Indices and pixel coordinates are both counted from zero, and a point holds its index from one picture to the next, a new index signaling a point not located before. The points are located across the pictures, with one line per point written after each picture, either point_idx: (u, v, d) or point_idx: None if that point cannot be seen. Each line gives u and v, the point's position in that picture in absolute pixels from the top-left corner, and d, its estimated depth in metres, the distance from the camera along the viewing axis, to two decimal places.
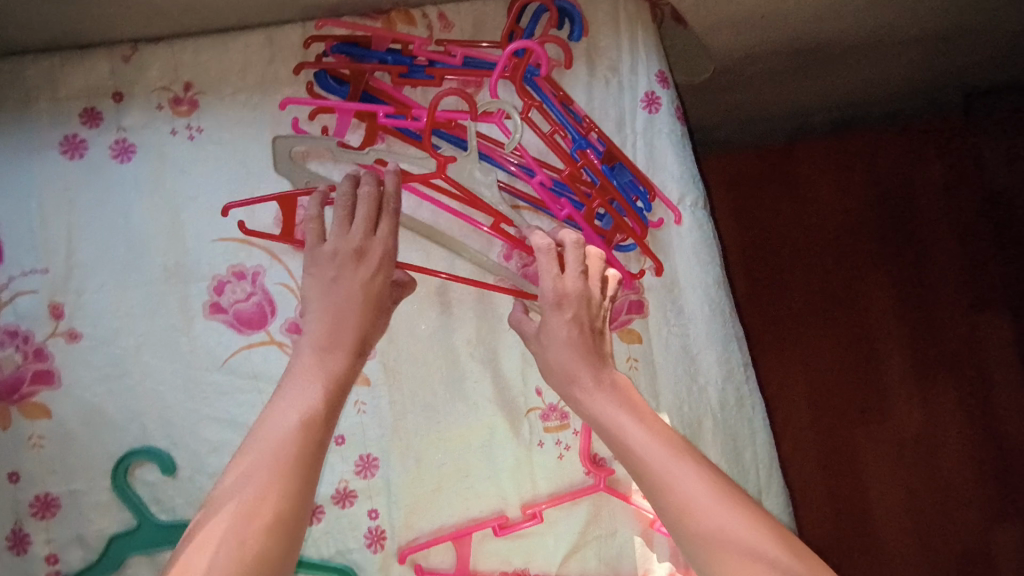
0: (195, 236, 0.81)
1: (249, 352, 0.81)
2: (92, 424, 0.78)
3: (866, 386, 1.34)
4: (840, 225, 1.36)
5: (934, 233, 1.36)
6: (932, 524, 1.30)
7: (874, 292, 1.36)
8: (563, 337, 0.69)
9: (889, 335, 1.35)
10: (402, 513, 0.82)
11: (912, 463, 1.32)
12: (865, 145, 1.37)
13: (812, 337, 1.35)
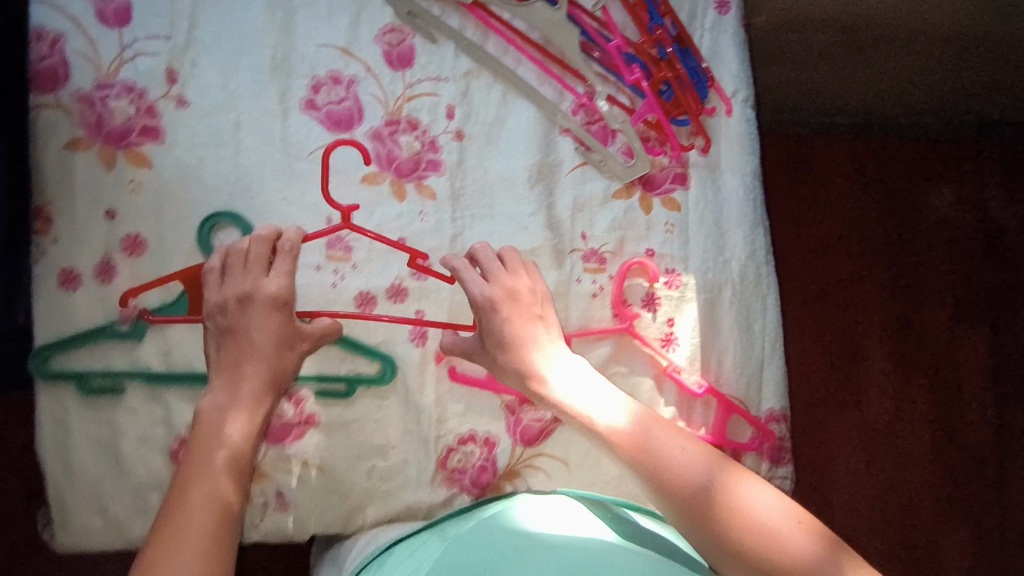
0: (303, 39, 0.89)
1: (334, 149, 0.89)
2: (185, 182, 0.85)
3: (848, 384, 1.30)
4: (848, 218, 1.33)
5: (925, 242, 1.34)
6: (879, 525, 1.27)
7: (869, 292, 1.32)
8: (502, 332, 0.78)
9: (867, 333, 1.32)
10: (447, 314, 0.90)
11: (880, 467, 1.28)
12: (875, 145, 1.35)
13: (794, 321, 1.31)
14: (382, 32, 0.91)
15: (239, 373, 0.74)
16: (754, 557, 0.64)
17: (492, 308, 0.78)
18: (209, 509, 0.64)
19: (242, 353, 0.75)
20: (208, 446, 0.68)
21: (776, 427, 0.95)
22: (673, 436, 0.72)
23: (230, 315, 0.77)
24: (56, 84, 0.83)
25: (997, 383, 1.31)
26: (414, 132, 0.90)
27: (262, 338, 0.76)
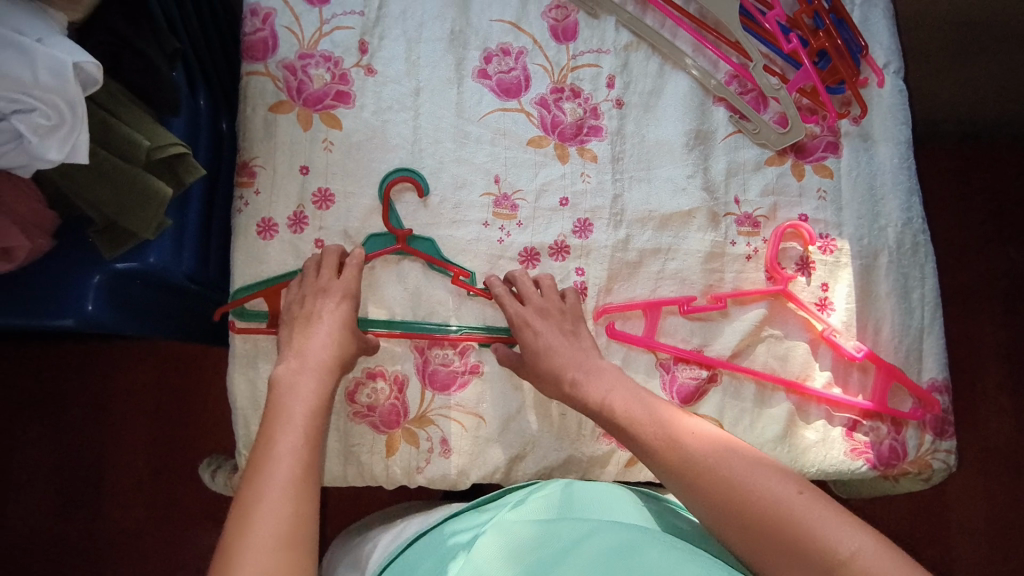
0: (478, 16, 0.98)
1: (503, 114, 0.95)
2: (371, 141, 0.93)
3: (967, 395, 1.38)
4: (967, 240, 1.42)
5: None
6: (1000, 520, 1.34)
7: (988, 309, 1.41)
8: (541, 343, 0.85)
9: (980, 343, 1.39)
10: (606, 272, 0.93)
11: (992, 476, 1.35)
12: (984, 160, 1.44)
13: None
14: (548, 9, 0.98)
15: (309, 350, 0.80)
16: (767, 538, 0.65)
17: (527, 325, 0.86)
18: (293, 459, 0.68)
19: (311, 337, 0.81)
20: (291, 404, 0.74)
21: (940, 398, 0.92)
22: (691, 428, 0.76)
23: (305, 306, 0.84)
24: (266, 54, 0.93)
25: None
26: (577, 99, 0.96)
27: (324, 345, 0.80)
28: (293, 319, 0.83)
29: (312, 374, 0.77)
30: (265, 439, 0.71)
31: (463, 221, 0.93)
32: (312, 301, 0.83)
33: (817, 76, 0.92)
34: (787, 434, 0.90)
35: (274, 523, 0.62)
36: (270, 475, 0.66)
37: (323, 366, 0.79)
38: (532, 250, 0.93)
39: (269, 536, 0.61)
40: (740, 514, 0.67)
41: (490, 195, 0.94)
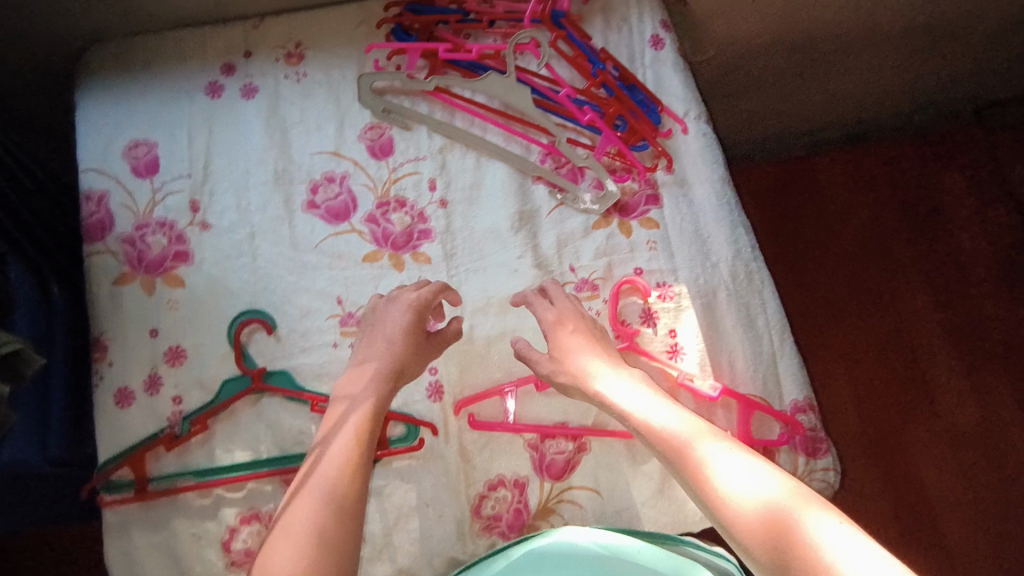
0: (299, 151, 1.04)
1: (336, 238, 1.00)
2: (214, 291, 0.98)
3: (896, 360, 1.58)
4: (815, 246, 1.67)
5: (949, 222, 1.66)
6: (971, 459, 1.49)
7: (846, 302, 1.63)
8: (571, 343, 0.88)
9: (916, 307, 1.61)
10: (457, 368, 0.96)
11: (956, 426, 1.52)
12: (884, 149, 1.71)
13: (840, 308, 1.63)
14: (363, 131, 1.05)
15: (374, 351, 0.86)
16: (770, 540, 0.63)
17: (561, 325, 0.89)
18: (344, 455, 0.74)
19: (374, 345, 0.86)
20: (350, 407, 0.81)
21: (806, 417, 0.93)
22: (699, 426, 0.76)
23: (376, 313, 0.90)
24: (104, 233, 0.99)
25: None
26: (403, 208, 1.02)
27: (393, 338, 0.86)
28: (366, 324, 0.90)
29: (372, 366, 0.85)
30: (327, 449, 0.76)
31: (313, 346, 0.96)
32: (384, 308, 0.90)
33: (616, 140, 0.98)
34: (661, 488, 0.92)
35: (303, 528, 0.66)
36: (318, 472, 0.72)
37: (382, 357, 0.85)
38: None
39: (294, 536, 0.66)
40: (744, 520, 0.65)
41: (335, 316, 0.98)
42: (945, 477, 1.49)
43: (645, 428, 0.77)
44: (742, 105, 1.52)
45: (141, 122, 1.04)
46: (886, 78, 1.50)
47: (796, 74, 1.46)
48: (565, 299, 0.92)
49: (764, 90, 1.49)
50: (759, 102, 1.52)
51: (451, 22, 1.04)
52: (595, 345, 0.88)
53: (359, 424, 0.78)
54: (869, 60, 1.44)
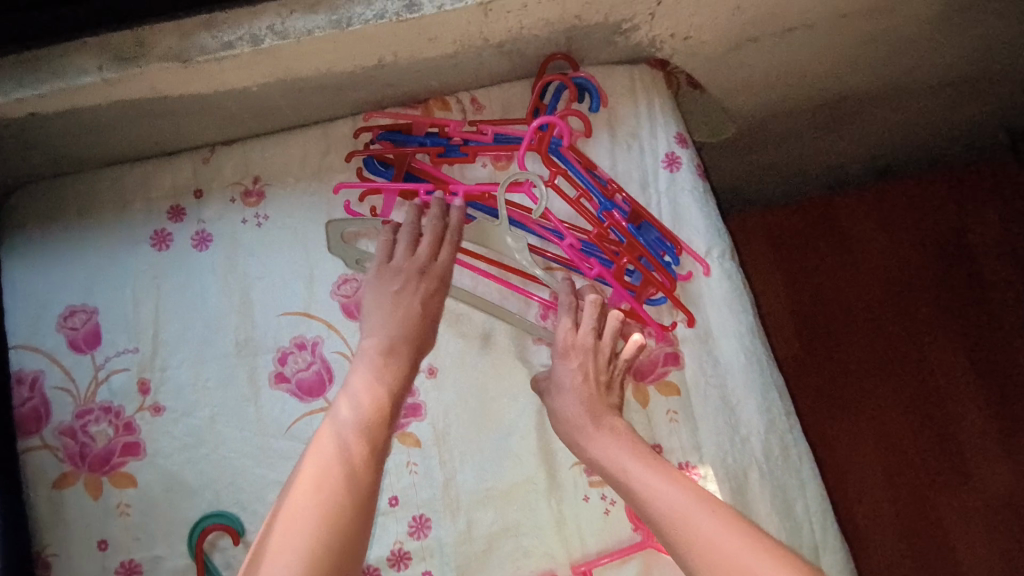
0: (263, 313, 0.90)
1: (310, 417, 0.87)
2: (170, 491, 0.84)
3: (930, 420, 1.56)
4: (839, 303, 1.64)
5: (976, 272, 1.63)
6: (1005, 527, 1.48)
7: (875, 362, 1.60)
8: (568, 378, 0.82)
9: (945, 366, 1.59)
10: (455, 573, 0.83)
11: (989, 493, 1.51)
12: (905, 193, 1.67)
13: (866, 372, 1.60)
14: (337, 286, 0.91)
15: (388, 325, 0.79)
16: None
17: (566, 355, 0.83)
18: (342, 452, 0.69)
19: (391, 314, 0.80)
20: (349, 392, 0.74)
21: None
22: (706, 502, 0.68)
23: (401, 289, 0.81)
24: (40, 424, 0.85)
25: None
26: None
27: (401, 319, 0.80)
28: (381, 278, 0.83)
29: (384, 345, 0.78)
30: (311, 450, 0.69)
31: None
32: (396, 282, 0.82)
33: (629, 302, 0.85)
34: None
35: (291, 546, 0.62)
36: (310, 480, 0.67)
37: (401, 329, 0.80)
38: (370, 567, 0.83)
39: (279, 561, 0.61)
40: None
41: None
42: (980, 553, 1.48)
43: (698, 539, 0.65)
44: (757, 156, 1.46)
45: (79, 285, 0.90)
46: (910, 117, 1.46)
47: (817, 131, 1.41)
48: (588, 328, 0.84)
49: (783, 145, 1.44)
50: (774, 154, 1.47)
51: (431, 154, 0.89)
52: (589, 382, 0.82)
53: (362, 413, 0.72)
54: (892, 113, 1.42)
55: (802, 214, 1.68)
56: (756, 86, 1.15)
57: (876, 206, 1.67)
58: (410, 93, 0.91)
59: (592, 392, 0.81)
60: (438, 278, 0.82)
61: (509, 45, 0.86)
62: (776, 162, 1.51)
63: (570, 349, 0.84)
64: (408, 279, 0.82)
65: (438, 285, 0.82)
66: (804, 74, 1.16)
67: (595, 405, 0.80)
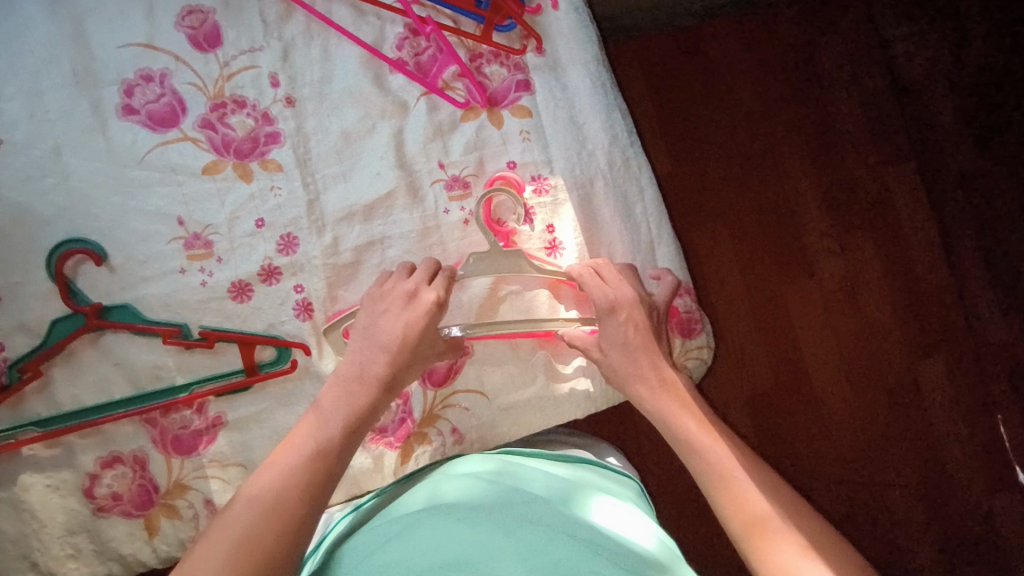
0: (102, 45, 0.86)
1: (166, 148, 0.87)
2: (20, 221, 0.83)
3: (782, 236, 1.61)
4: (703, 128, 1.63)
5: (827, 92, 1.64)
6: (846, 341, 1.59)
7: (733, 181, 1.62)
8: (621, 335, 0.84)
9: (798, 187, 1.63)
10: (325, 282, 0.89)
11: (836, 303, 1.60)
12: (766, 20, 1.65)
13: (727, 192, 1.62)
14: (181, 17, 0.88)
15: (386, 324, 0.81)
16: (734, 508, 0.74)
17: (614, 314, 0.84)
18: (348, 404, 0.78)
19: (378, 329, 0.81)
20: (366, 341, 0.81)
21: (682, 301, 0.96)
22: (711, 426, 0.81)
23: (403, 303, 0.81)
24: None
25: (920, 202, 1.62)
26: (243, 110, 0.89)
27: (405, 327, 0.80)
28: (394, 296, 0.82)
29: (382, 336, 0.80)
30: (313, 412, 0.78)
31: (156, 275, 0.85)
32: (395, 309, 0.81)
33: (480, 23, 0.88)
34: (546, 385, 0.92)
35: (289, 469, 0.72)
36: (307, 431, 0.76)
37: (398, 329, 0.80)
38: (241, 283, 0.87)
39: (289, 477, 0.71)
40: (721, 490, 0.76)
41: (179, 238, 0.86)
42: (823, 362, 1.59)
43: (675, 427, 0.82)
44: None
45: None
46: None
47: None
48: (617, 280, 0.86)
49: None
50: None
51: None
52: (641, 332, 0.84)
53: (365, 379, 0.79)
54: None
55: (672, 41, 1.63)
56: None
57: (739, 34, 1.64)
58: None
59: (641, 336, 0.84)
60: (437, 301, 0.82)
61: None
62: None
63: (617, 304, 0.84)
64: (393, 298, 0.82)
65: (430, 306, 0.81)
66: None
67: (644, 346, 0.84)
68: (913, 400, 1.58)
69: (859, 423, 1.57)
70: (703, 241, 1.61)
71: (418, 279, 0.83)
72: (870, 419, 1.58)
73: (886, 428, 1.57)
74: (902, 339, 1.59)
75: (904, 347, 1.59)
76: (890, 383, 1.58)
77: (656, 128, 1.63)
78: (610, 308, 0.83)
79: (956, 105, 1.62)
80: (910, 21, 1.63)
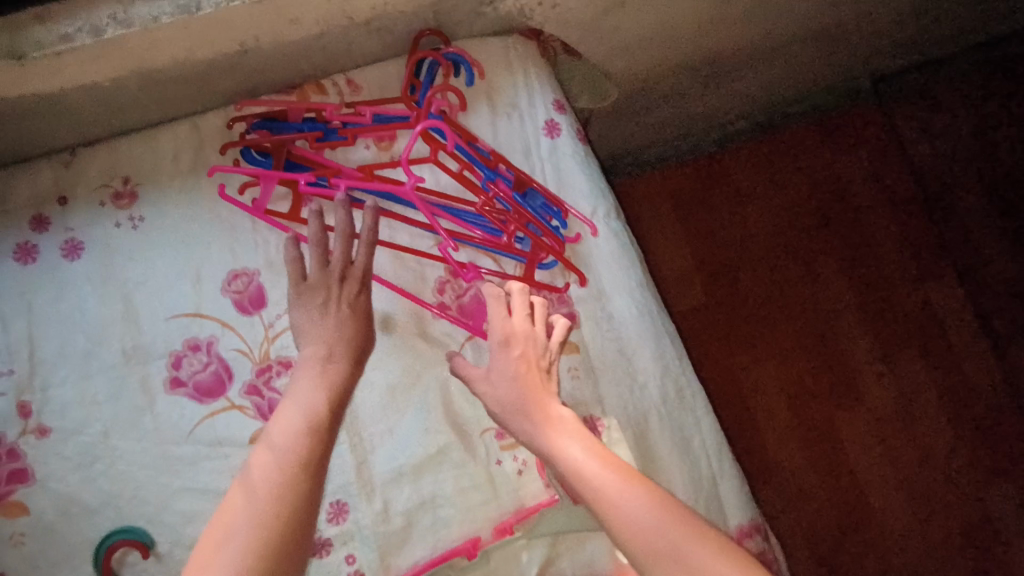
0: (149, 319, 0.86)
1: (213, 419, 0.85)
2: (67, 513, 0.81)
3: (826, 358, 1.56)
4: (735, 252, 1.61)
5: (857, 206, 1.62)
6: (904, 464, 1.51)
7: (770, 308, 1.58)
8: (510, 368, 0.76)
9: (836, 306, 1.58)
10: (376, 550, 0.85)
11: (889, 425, 1.52)
12: (788, 143, 1.65)
13: (765, 317, 1.58)
14: (227, 282, 0.88)
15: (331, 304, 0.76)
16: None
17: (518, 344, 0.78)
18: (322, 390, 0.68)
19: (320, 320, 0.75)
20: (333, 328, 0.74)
21: (755, 540, 0.88)
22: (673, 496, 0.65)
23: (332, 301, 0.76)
24: None
25: (965, 311, 1.56)
26: (288, 371, 0.87)
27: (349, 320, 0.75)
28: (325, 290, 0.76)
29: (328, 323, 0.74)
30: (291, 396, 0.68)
31: None
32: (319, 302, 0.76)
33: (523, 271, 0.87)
34: None
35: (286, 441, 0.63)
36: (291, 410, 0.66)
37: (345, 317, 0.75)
38: None
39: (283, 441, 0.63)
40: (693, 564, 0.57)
41: None
42: (883, 488, 1.49)
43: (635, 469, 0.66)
44: (652, 118, 1.46)
45: None
46: (781, 62, 1.43)
47: (702, 89, 1.42)
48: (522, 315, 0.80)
49: (672, 106, 1.45)
50: (669, 115, 1.48)
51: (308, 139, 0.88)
52: (532, 370, 0.77)
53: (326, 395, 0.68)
54: (772, 66, 1.44)
55: (695, 169, 1.63)
56: (633, 45, 1.16)
57: (764, 156, 1.64)
58: (283, 77, 0.90)
59: (537, 375, 0.77)
60: (359, 278, 0.77)
61: (376, 22, 0.87)
62: (670, 120, 1.51)
63: (510, 338, 0.78)
64: (330, 285, 0.77)
65: (360, 284, 0.77)
66: (674, 38, 1.21)
67: (539, 387, 0.76)
68: (989, 531, 1.46)
69: (933, 554, 1.46)
70: (746, 368, 1.56)
71: (335, 266, 0.78)
72: (943, 550, 1.46)
73: (962, 560, 1.45)
74: (967, 466, 1.50)
75: (971, 473, 1.49)
76: (959, 508, 1.48)
77: (685, 252, 1.61)
78: (503, 342, 0.78)
79: (993, 214, 1.59)
80: (931, 131, 1.64)
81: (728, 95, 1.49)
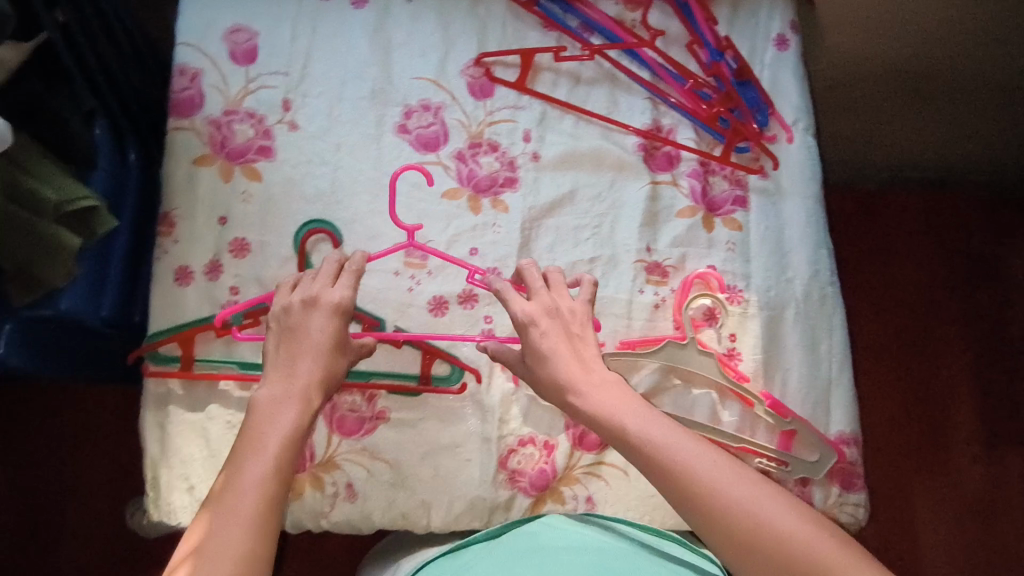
0: (400, 73, 1.01)
1: (421, 167, 0.98)
2: (288, 193, 0.96)
3: (927, 425, 1.47)
4: (869, 288, 1.53)
5: (1012, 294, 1.52)
6: (972, 556, 1.41)
7: (888, 356, 1.50)
8: (545, 347, 0.77)
9: (956, 379, 1.49)
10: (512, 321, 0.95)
11: (970, 513, 1.43)
12: (961, 204, 1.55)
13: (878, 359, 1.50)
14: (466, 66, 1.01)
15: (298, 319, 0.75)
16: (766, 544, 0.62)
17: (532, 324, 0.78)
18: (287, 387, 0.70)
19: (293, 327, 0.75)
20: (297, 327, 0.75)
21: (849, 450, 0.93)
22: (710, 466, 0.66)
23: (292, 315, 0.75)
24: (192, 111, 0.97)
25: None
26: (494, 153, 0.99)
27: (317, 323, 0.75)
28: (280, 325, 0.75)
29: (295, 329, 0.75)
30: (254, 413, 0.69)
31: (376, 269, 0.95)
32: (301, 309, 0.76)
33: (723, 148, 0.97)
34: None
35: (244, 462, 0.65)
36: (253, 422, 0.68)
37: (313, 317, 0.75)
38: (440, 299, 0.95)
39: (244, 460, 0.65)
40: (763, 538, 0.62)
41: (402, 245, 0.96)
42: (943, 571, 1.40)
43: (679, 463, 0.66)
44: (839, 123, 1.39)
45: (245, 7, 1.01)
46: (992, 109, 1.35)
47: (904, 105, 1.34)
48: (541, 292, 0.80)
49: (865, 112, 1.36)
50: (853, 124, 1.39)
51: None
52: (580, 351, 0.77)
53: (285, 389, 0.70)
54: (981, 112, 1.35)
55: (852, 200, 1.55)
56: (864, 25, 1.19)
57: (926, 209, 1.55)
58: None
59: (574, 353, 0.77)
60: (336, 304, 0.76)
61: None
62: (848, 136, 1.42)
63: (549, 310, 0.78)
64: (303, 309, 0.76)
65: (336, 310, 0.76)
66: (913, 32, 1.21)
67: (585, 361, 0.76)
68: None
69: None
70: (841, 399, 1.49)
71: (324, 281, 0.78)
72: None
73: None
74: None
75: None
76: None
77: None
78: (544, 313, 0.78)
79: None
80: None
81: (922, 136, 1.41)
